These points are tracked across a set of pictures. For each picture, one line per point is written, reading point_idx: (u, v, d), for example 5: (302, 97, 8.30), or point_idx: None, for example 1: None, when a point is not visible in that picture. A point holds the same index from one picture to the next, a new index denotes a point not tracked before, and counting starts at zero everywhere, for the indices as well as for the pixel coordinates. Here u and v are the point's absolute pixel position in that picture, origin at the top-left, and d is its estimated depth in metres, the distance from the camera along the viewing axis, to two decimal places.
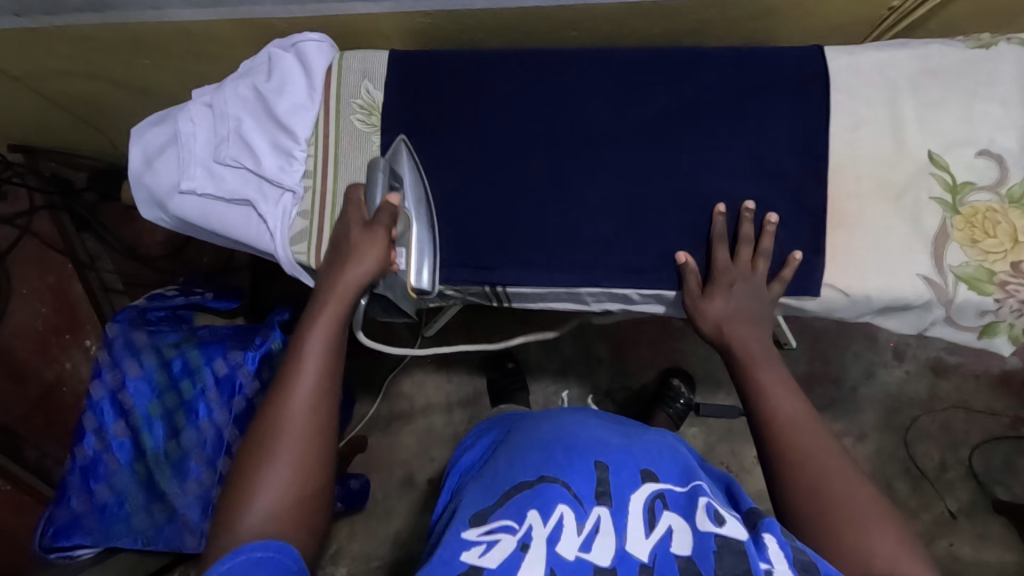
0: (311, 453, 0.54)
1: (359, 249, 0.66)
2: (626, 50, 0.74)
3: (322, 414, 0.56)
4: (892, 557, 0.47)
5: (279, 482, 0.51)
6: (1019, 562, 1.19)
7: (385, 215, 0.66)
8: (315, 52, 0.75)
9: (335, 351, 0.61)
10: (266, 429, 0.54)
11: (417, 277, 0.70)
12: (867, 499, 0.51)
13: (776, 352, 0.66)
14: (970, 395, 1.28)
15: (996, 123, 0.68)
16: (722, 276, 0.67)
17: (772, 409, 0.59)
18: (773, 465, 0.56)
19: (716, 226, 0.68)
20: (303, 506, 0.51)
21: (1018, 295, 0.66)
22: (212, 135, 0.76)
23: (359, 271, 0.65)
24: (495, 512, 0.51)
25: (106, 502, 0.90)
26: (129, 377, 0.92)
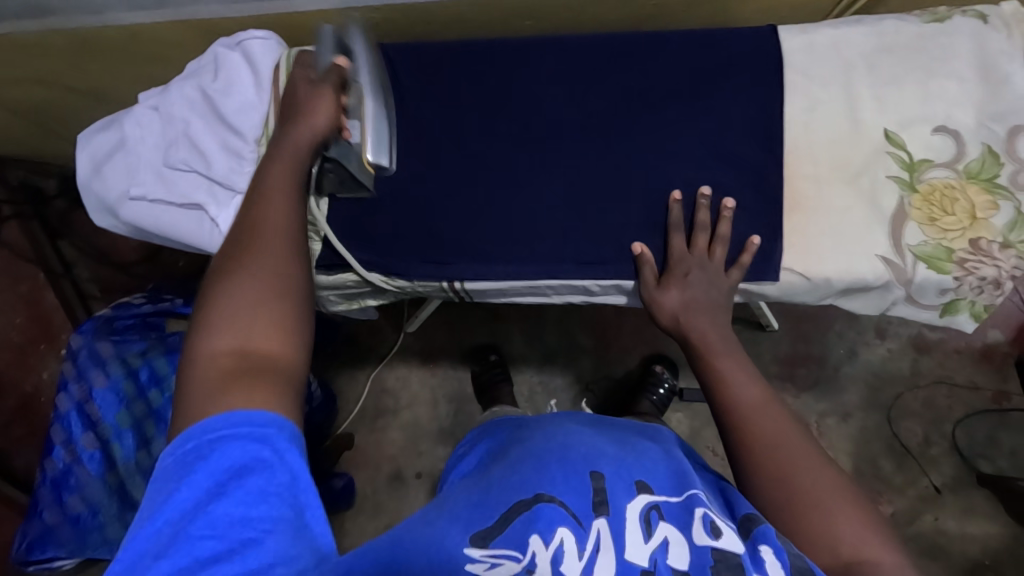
0: (284, 275, 0.49)
1: (308, 104, 0.62)
2: (580, 39, 0.73)
3: (293, 239, 0.52)
4: (860, 543, 0.47)
5: (250, 295, 0.47)
6: (1003, 534, 1.19)
7: (333, 74, 0.64)
8: (261, 50, 0.74)
9: (298, 183, 0.56)
10: (228, 258, 0.49)
11: (376, 152, 0.67)
12: (831, 480, 0.50)
13: (736, 337, 0.65)
14: (953, 370, 1.28)
15: (951, 99, 0.67)
16: (677, 266, 0.67)
17: (733, 397, 0.58)
18: (735, 453, 0.55)
19: (672, 214, 0.68)
20: (278, 318, 0.46)
21: (977, 272, 0.65)
22: (161, 139, 0.74)
23: (317, 120, 0.61)
24: (496, 537, 0.47)
25: (78, 513, 0.90)
26: (96, 388, 0.90)
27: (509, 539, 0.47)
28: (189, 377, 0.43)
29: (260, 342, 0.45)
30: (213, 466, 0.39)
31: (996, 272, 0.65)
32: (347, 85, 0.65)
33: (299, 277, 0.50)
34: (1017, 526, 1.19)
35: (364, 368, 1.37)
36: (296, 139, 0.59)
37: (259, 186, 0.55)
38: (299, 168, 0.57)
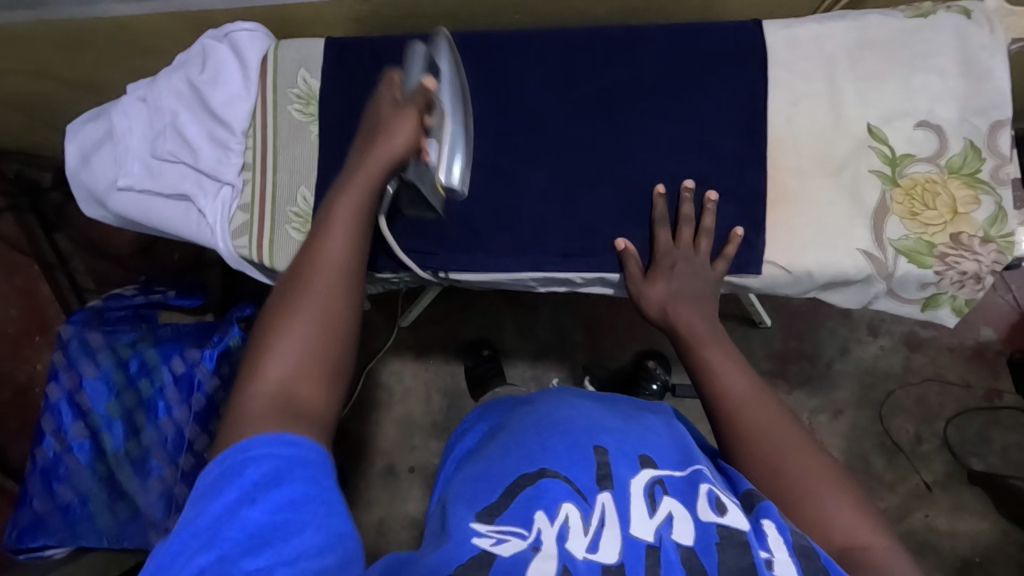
0: (337, 325, 0.47)
1: (391, 124, 0.58)
2: (566, 32, 0.73)
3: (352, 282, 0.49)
4: (851, 528, 0.48)
5: (300, 342, 0.45)
6: (992, 531, 1.20)
7: (420, 95, 0.60)
8: (248, 42, 0.75)
9: (365, 214, 0.52)
10: (287, 291, 0.48)
11: (448, 174, 0.64)
12: (821, 467, 0.51)
13: (725, 331, 0.64)
14: (944, 368, 1.28)
15: (934, 94, 0.68)
16: (663, 259, 0.67)
17: (722, 388, 0.58)
18: (727, 444, 0.55)
19: (656, 208, 0.68)
20: (326, 364, 0.45)
21: (958, 267, 0.66)
22: (148, 130, 0.75)
23: (391, 147, 0.56)
24: (502, 513, 0.49)
25: (68, 502, 0.90)
26: (86, 377, 0.92)
27: (515, 514, 0.49)
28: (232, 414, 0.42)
29: (306, 390, 0.44)
30: (246, 478, 0.39)
31: (976, 266, 0.66)
32: (432, 106, 0.62)
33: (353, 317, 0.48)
34: (1007, 523, 1.20)
35: (357, 362, 1.37)
36: (371, 164, 0.54)
37: (328, 212, 0.51)
38: (371, 192, 0.53)
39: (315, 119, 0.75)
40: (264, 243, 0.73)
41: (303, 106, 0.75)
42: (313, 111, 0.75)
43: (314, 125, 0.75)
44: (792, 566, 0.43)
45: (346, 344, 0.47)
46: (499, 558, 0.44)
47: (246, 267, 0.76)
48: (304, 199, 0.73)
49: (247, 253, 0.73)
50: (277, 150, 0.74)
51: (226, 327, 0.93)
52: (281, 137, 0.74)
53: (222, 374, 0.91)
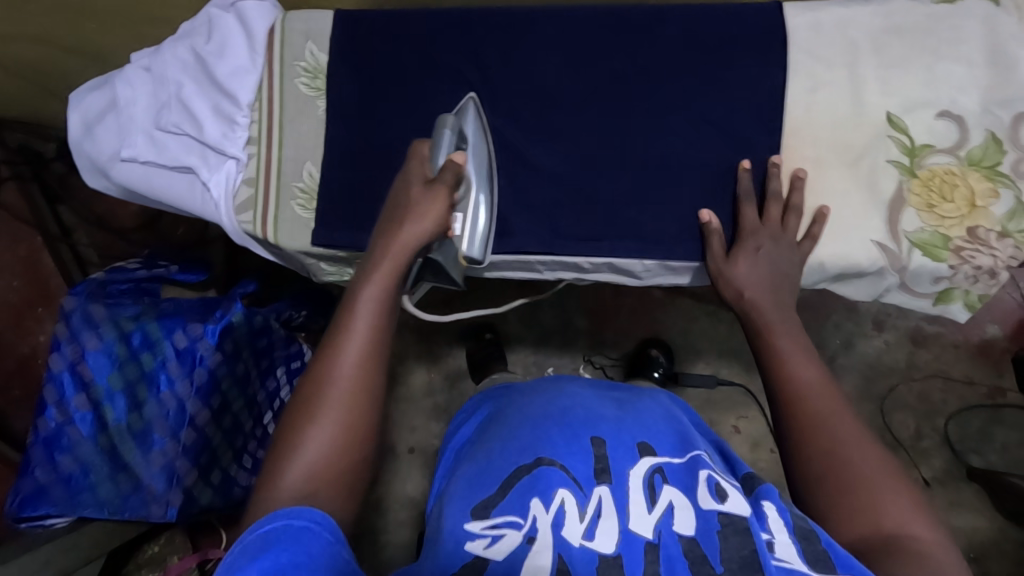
0: (358, 424, 0.50)
1: (417, 207, 0.60)
2: (581, 9, 0.71)
3: (371, 386, 0.51)
4: (903, 516, 0.47)
5: (321, 444, 0.48)
6: (989, 528, 1.20)
7: (451, 172, 0.61)
8: (255, 12, 0.73)
9: (385, 319, 0.54)
10: (310, 393, 0.50)
11: (471, 245, 0.67)
12: (879, 459, 0.50)
13: (798, 319, 0.63)
14: (948, 364, 1.27)
15: (958, 83, 0.66)
16: (750, 238, 0.65)
17: (788, 377, 0.57)
18: (786, 434, 0.55)
19: (742, 183, 0.66)
20: (344, 473, 0.48)
21: (972, 261, 0.65)
22: (153, 101, 0.74)
23: (416, 232, 0.59)
24: (498, 505, 0.49)
25: (71, 473, 0.90)
26: (88, 350, 0.90)
27: (510, 505, 0.49)
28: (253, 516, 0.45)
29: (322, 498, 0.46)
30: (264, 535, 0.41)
31: (992, 261, 0.64)
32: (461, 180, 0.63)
33: (370, 421, 0.51)
34: (1004, 520, 1.20)
35: None
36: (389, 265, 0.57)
37: (351, 311, 0.54)
38: (393, 293, 0.56)
39: (322, 93, 0.73)
40: (270, 218, 0.72)
41: (311, 79, 0.73)
42: (321, 85, 0.73)
43: (321, 99, 0.73)
44: (792, 548, 0.44)
45: (363, 451, 0.50)
46: (493, 564, 0.44)
47: (250, 242, 0.75)
48: (310, 174, 0.73)
49: (251, 227, 0.73)
50: (284, 124, 0.73)
51: (229, 304, 0.95)
52: (288, 111, 0.73)
53: (224, 351, 0.94)
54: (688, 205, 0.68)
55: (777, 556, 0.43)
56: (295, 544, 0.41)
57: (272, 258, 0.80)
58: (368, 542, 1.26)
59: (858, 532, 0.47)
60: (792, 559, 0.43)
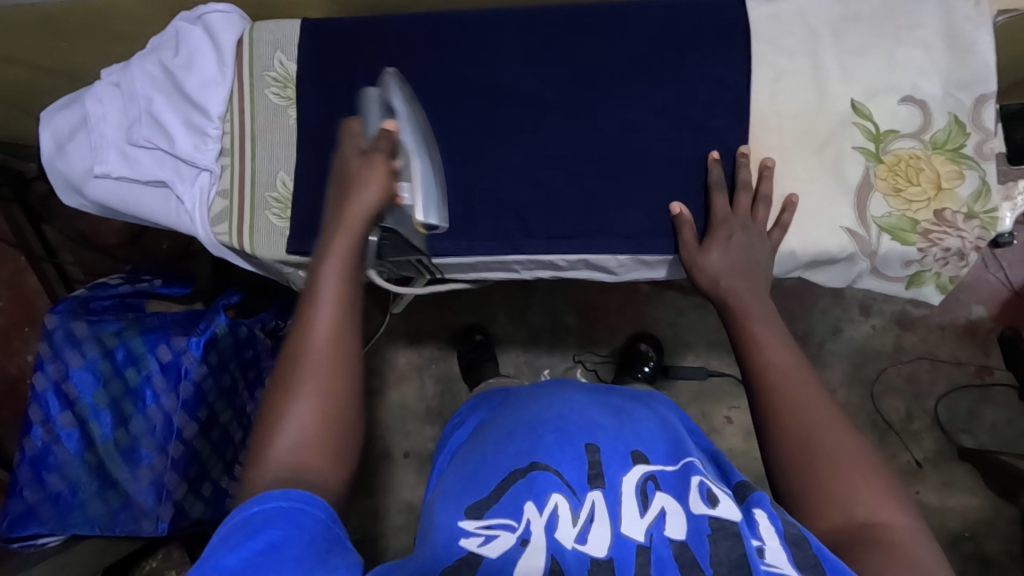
0: (336, 398, 0.49)
1: (362, 178, 0.59)
2: (545, 8, 0.71)
3: (341, 351, 0.50)
4: (874, 503, 0.48)
5: (301, 414, 0.47)
6: (981, 506, 1.21)
7: (384, 140, 0.60)
8: (221, 24, 0.73)
9: (348, 287, 0.53)
10: (284, 370, 0.50)
11: (425, 213, 0.63)
12: (853, 444, 0.51)
13: (772, 306, 0.64)
14: (936, 346, 1.28)
15: (919, 68, 0.67)
16: (720, 228, 0.65)
17: (764, 360, 0.58)
18: (761, 415, 0.55)
19: (711, 174, 0.67)
20: (331, 449, 0.47)
21: (941, 244, 0.65)
22: (124, 116, 0.74)
23: (367, 202, 0.58)
24: (492, 508, 0.50)
25: (59, 491, 0.91)
26: (72, 367, 0.92)
27: (504, 508, 0.49)
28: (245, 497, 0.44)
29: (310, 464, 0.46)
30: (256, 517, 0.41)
31: (960, 243, 0.65)
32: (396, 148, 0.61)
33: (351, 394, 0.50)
34: (997, 498, 1.21)
35: None
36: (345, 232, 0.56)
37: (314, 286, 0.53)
38: (353, 260, 0.55)
39: (293, 103, 0.74)
40: (246, 229, 0.73)
41: (280, 89, 0.74)
42: (290, 94, 0.74)
43: (291, 108, 0.74)
44: (782, 554, 0.44)
45: (348, 426, 0.49)
46: (487, 560, 0.44)
47: (226, 254, 0.75)
48: (283, 183, 0.73)
49: (227, 239, 0.73)
50: (257, 135, 0.73)
51: (213, 315, 0.94)
52: (259, 122, 0.74)
53: (210, 363, 0.93)
54: (662, 199, 0.69)
55: (767, 561, 0.43)
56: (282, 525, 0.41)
57: (251, 269, 0.80)
58: (369, 548, 1.27)
59: (833, 521, 0.48)
60: (782, 565, 0.43)
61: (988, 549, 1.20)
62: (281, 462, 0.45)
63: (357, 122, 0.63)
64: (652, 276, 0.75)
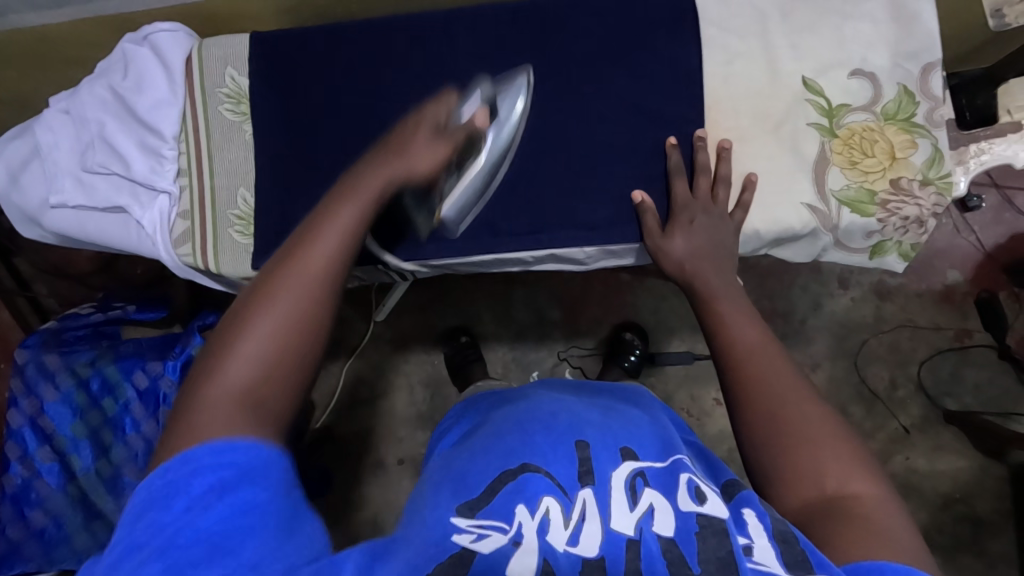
0: (307, 326, 0.45)
1: (411, 149, 0.58)
2: (494, 7, 0.71)
3: (328, 290, 0.47)
4: (842, 474, 0.48)
5: (268, 337, 0.43)
6: (970, 468, 1.23)
7: (463, 131, 0.60)
8: (168, 43, 0.72)
9: (356, 234, 0.51)
10: (263, 286, 0.46)
11: (448, 208, 0.64)
12: (820, 417, 0.51)
13: (738, 286, 0.64)
14: (915, 313, 1.30)
15: (866, 41, 0.68)
16: (681, 213, 0.66)
17: (733, 338, 0.58)
18: (731, 392, 0.56)
19: (670, 159, 0.67)
20: (289, 374, 0.43)
21: (899, 213, 0.66)
22: (76, 144, 0.73)
23: (403, 167, 0.56)
24: (484, 507, 0.48)
25: (43, 527, 0.90)
26: (47, 402, 0.90)
27: (496, 509, 0.47)
28: (183, 413, 0.40)
29: (266, 389, 0.42)
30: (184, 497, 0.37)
31: (918, 210, 0.66)
32: (473, 144, 0.62)
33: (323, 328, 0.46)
34: (983, 459, 1.23)
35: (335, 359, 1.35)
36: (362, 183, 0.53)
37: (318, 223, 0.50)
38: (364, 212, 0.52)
39: (248, 118, 0.73)
40: (210, 249, 0.72)
41: (234, 105, 0.73)
42: (245, 109, 0.73)
43: (247, 124, 0.73)
44: (770, 552, 0.44)
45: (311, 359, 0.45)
46: (480, 557, 0.43)
47: (195, 275, 0.74)
48: (245, 200, 0.73)
49: (192, 260, 0.72)
50: (214, 153, 0.73)
51: (189, 337, 0.93)
52: (216, 139, 0.73)
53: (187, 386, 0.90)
54: (626, 189, 0.69)
55: (754, 559, 0.43)
56: (255, 488, 0.37)
57: (222, 288, 0.79)
58: None
59: (803, 497, 0.48)
60: (770, 563, 0.43)
61: (979, 509, 1.22)
62: (239, 373, 0.42)
63: (449, 101, 0.61)
64: (621, 264, 0.75)
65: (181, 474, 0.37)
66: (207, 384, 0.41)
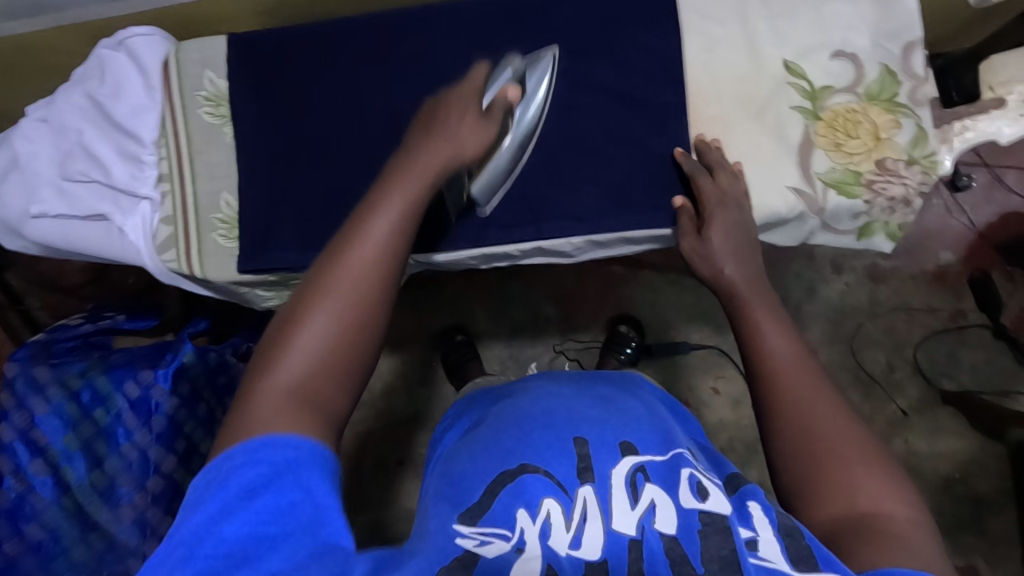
0: (359, 317, 0.48)
1: (459, 132, 0.58)
2: (471, 1, 0.70)
3: (378, 289, 0.49)
4: (876, 493, 0.48)
5: (323, 330, 0.46)
6: (969, 448, 1.23)
7: (500, 110, 0.61)
8: (145, 48, 0.72)
9: (407, 227, 0.52)
10: (318, 277, 0.49)
11: (480, 184, 0.66)
12: (855, 435, 0.51)
13: (768, 282, 0.65)
14: (909, 296, 1.29)
15: (847, 23, 0.67)
16: (716, 215, 0.64)
17: (766, 349, 0.57)
18: (768, 404, 0.55)
19: (686, 164, 0.66)
20: (343, 365, 0.47)
21: (885, 193, 0.66)
22: (56, 152, 0.72)
23: (450, 151, 0.57)
24: (485, 512, 0.47)
25: (38, 541, 0.86)
26: (38, 415, 0.87)
27: (498, 513, 0.47)
28: (246, 398, 0.45)
29: (320, 381, 0.46)
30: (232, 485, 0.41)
31: (904, 190, 0.66)
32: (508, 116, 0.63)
33: (374, 318, 0.49)
34: (982, 439, 1.23)
35: None
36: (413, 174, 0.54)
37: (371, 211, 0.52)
38: (415, 198, 0.54)
39: (227, 120, 0.73)
40: (194, 253, 0.71)
41: (214, 107, 0.72)
42: (224, 112, 0.73)
43: (226, 126, 0.73)
44: (776, 547, 0.44)
45: (363, 349, 0.48)
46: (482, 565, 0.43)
47: (180, 280, 0.74)
48: (228, 204, 0.72)
49: (176, 265, 0.71)
50: (195, 157, 0.72)
51: (179, 345, 0.93)
52: (196, 143, 0.72)
53: (181, 394, 0.92)
54: (613, 180, 0.68)
55: (759, 555, 0.43)
56: (283, 488, 0.41)
57: (208, 293, 0.78)
58: None
59: (834, 512, 0.48)
60: (775, 559, 0.43)
61: (980, 488, 1.22)
62: (297, 365, 0.45)
63: (484, 72, 0.61)
64: (609, 254, 0.75)
65: (221, 471, 0.42)
66: (265, 373, 0.45)
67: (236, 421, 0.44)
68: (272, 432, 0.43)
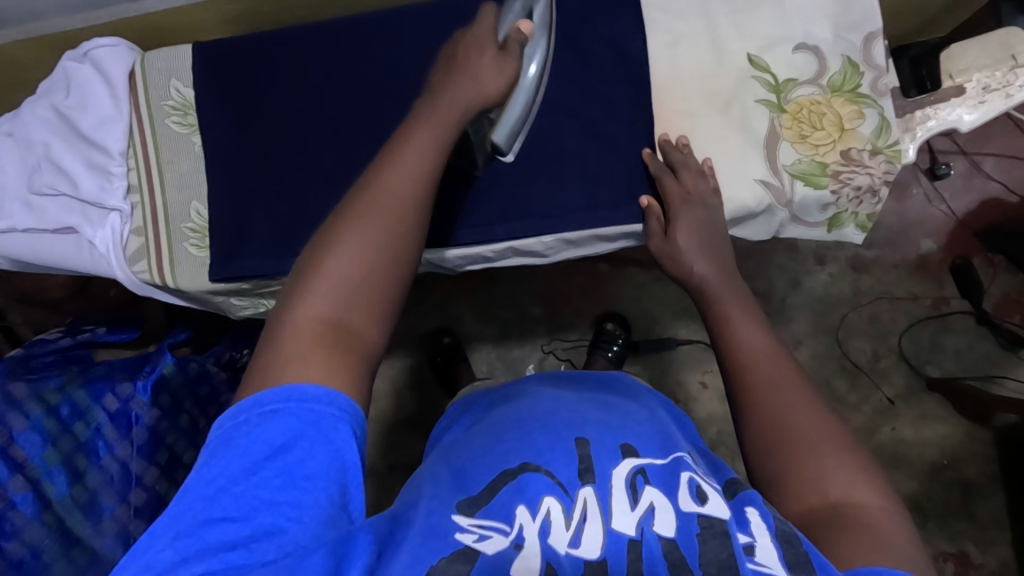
0: (388, 250, 0.49)
1: (479, 70, 0.58)
2: (436, 4, 0.70)
3: (407, 224, 0.50)
4: (846, 486, 0.48)
5: (361, 248, 0.48)
6: (956, 434, 1.24)
7: (516, 43, 0.61)
8: (109, 58, 0.71)
9: (433, 163, 0.53)
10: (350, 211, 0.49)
11: (507, 125, 0.63)
12: (828, 427, 0.51)
13: (741, 281, 0.64)
14: (892, 284, 1.30)
15: (808, 16, 0.68)
16: (681, 213, 0.65)
17: (736, 339, 0.58)
18: (738, 397, 0.55)
19: (652, 164, 0.66)
20: (376, 298, 0.48)
21: (851, 182, 0.66)
22: (22, 165, 0.72)
23: (475, 89, 0.58)
24: (484, 506, 0.47)
25: (19, 560, 0.80)
26: (17, 432, 0.83)
27: (496, 509, 0.46)
28: (281, 332, 0.45)
29: (353, 315, 0.47)
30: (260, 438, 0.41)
31: (869, 180, 0.66)
32: (524, 51, 0.62)
33: (404, 252, 0.50)
34: (969, 424, 1.24)
35: None
36: (442, 108, 0.55)
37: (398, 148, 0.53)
38: (441, 134, 0.54)
39: (195, 129, 0.72)
40: (166, 263, 0.71)
41: (181, 117, 0.72)
42: (192, 121, 0.72)
43: (195, 136, 0.72)
44: (773, 552, 0.43)
45: (395, 281, 0.49)
46: (479, 563, 0.42)
47: (153, 291, 0.73)
48: (198, 212, 0.72)
49: (148, 276, 0.71)
50: (164, 168, 0.72)
51: (159, 356, 0.95)
52: (165, 153, 0.72)
53: (162, 405, 0.93)
54: (586, 178, 0.69)
55: (756, 560, 0.43)
56: (310, 451, 0.41)
57: (182, 303, 0.78)
58: None
59: (807, 504, 0.48)
60: (771, 565, 0.42)
61: (968, 473, 1.23)
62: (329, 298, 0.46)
63: (493, 12, 0.61)
64: (582, 253, 0.75)
65: (253, 418, 0.42)
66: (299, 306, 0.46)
67: (270, 355, 0.45)
68: (304, 369, 0.43)
